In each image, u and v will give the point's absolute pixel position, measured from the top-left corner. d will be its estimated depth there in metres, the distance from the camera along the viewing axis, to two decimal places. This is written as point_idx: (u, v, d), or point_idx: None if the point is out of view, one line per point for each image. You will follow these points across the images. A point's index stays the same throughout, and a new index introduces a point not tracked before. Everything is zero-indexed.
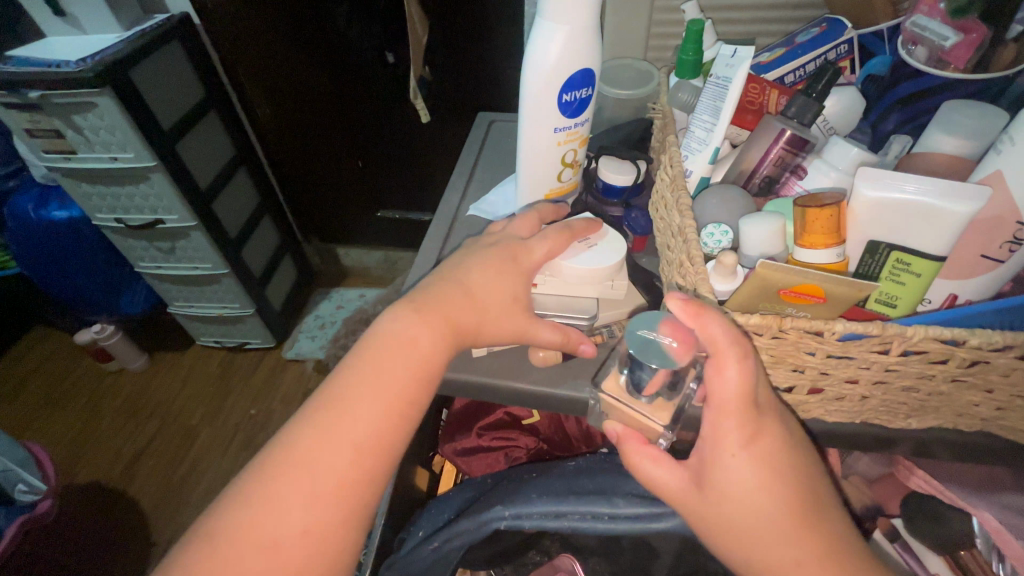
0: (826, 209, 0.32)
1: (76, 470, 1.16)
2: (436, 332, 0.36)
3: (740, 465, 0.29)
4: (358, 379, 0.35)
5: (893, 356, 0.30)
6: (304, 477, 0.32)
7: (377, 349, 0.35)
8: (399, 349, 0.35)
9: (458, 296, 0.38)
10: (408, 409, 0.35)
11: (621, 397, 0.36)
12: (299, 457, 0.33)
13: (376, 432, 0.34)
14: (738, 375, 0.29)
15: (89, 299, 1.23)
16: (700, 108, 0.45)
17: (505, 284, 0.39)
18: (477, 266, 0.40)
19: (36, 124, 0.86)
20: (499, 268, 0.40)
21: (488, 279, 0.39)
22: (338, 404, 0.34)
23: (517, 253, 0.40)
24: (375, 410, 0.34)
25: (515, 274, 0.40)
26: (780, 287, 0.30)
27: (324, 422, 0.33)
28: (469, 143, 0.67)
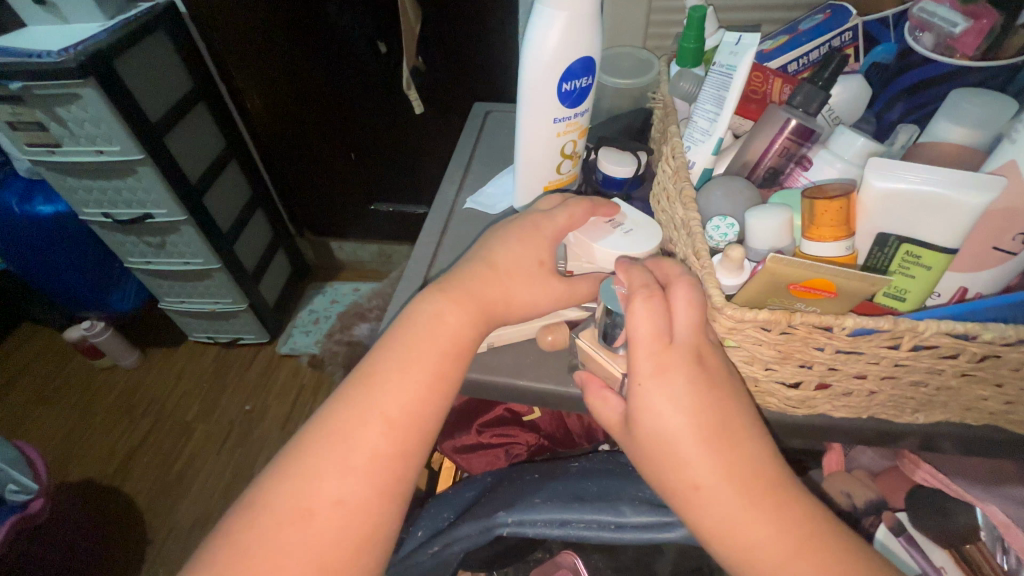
0: (836, 201, 0.31)
1: (70, 468, 1.15)
2: (469, 308, 0.35)
3: (662, 407, 0.30)
4: (391, 354, 0.34)
5: (903, 352, 0.29)
6: (337, 450, 0.31)
7: (412, 325, 0.35)
8: (432, 325, 0.34)
9: (488, 275, 0.37)
10: (441, 382, 0.34)
11: (595, 346, 0.37)
12: (336, 429, 0.32)
13: (408, 406, 0.33)
14: (646, 312, 0.31)
15: (78, 295, 1.21)
16: (702, 98, 0.44)
17: (520, 261, 0.38)
18: (498, 243, 0.39)
19: (19, 117, 0.83)
20: (518, 238, 0.39)
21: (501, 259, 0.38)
22: (371, 379, 0.33)
23: (539, 223, 0.40)
24: (407, 382, 0.33)
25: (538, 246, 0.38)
26: (790, 281, 0.29)
27: (360, 395, 0.33)
28: (465, 133, 0.66)
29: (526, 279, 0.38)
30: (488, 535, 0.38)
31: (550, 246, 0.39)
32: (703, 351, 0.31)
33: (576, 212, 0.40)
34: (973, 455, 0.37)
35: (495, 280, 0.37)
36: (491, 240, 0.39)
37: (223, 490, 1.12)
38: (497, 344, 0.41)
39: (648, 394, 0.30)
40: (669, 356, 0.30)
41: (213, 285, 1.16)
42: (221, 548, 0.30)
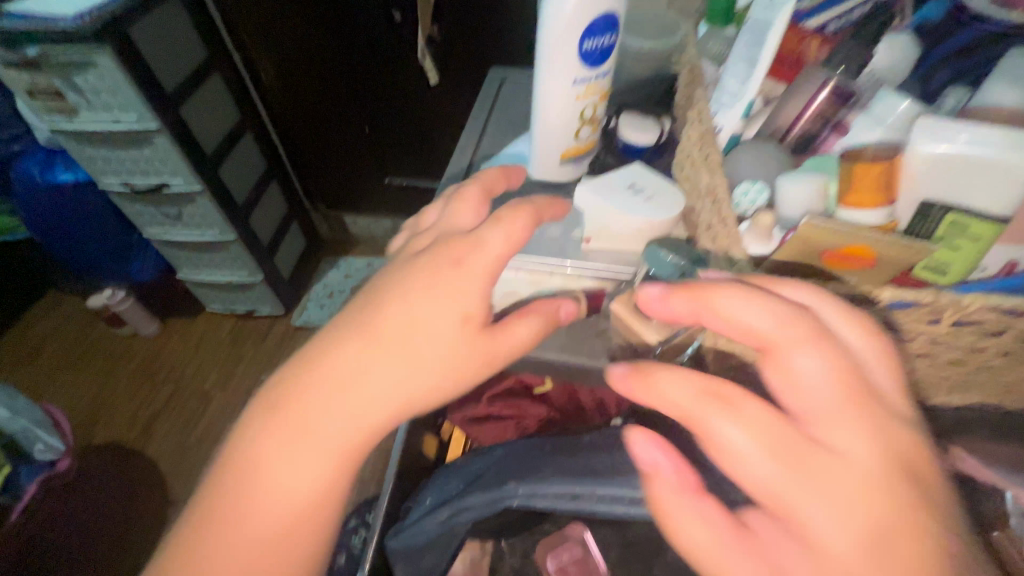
0: (879, 163, 0.30)
1: (95, 430, 1.19)
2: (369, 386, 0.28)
3: (840, 537, 0.20)
4: (280, 431, 0.28)
5: (943, 328, 0.27)
6: (224, 545, 0.28)
7: (303, 397, 0.28)
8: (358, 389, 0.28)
9: (391, 330, 0.29)
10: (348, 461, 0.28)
11: (630, 313, 0.36)
12: (222, 521, 0.28)
13: (305, 494, 0.28)
14: (723, 421, 0.22)
15: (99, 264, 1.22)
16: (733, 59, 0.42)
17: (435, 304, 0.30)
18: (411, 286, 0.30)
19: (36, 84, 0.82)
20: (433, 279, 0.30)
21: (410, 300, 0.30)
22: (280, 428, 0.28)
23: (464, 253, 0.31)
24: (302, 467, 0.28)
25: (455, 285, 0.30)
26: (826, 249, 0.27)
27: (248, 479, 0.28)
28: (481, 100, 0.64)
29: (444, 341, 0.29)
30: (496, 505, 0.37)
31: (488, 284, 0.30)
32: (853, 448, 0.21)
33: (516, 222, 0.31)
34: None
35: (406, 340, 0.29)
36: (403, 277, 0.31)
37: None
38: None
39: (692, 406, 0.23)
40: (816, 447, 0.21)
41: (228, 256, 1.17)
42: None
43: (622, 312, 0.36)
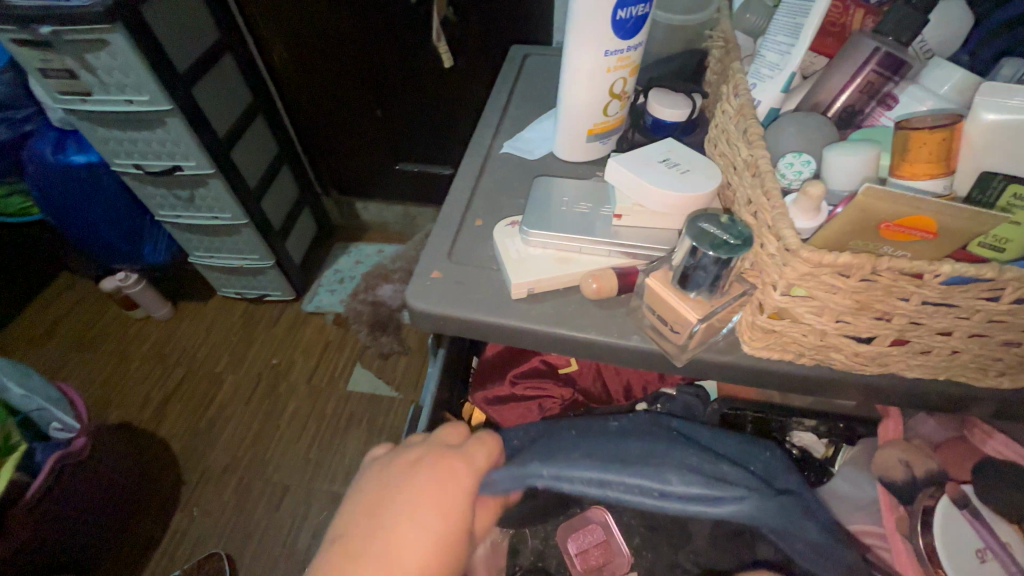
0: (938, 132, 0.28)
1: (109, 411, 1.20)
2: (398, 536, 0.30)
3: None
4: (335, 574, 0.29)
5: (1003, 304, 0.26)
6: None
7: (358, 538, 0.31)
8: (391, 565, 0.29)
9: (402, 508, 0.32)
10: None
11: (667, 288, 0.34)
12: None
13: None
14: None
15: (111, 247, 1.22)
16: (775, 29, 0.40)
17: (433, 497, 0.32)
18: (403, 486, 0.33)
19: (48, 64, 0.81)
20: (427, 484, 0.33)
21: (410, 498, 0.32)
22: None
23: (452, 469, 0.34)
24: None
25: (449, 492, 0.33)
26: (883, 220, 0.26)
27: None
28: (502, 77, 0.62)
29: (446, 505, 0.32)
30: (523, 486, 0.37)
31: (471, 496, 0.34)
32: None
33: (490, 445, 0.37)
34: None
35: (423, 501, 0.32)
36: (392, 482, 0.33)
37: (251, 439, 1.15)
38: (538, 291, 0.39)
39: None
40: None
41: (240, 240, 1.16)
42: None
43: (659, 285, 0.35)
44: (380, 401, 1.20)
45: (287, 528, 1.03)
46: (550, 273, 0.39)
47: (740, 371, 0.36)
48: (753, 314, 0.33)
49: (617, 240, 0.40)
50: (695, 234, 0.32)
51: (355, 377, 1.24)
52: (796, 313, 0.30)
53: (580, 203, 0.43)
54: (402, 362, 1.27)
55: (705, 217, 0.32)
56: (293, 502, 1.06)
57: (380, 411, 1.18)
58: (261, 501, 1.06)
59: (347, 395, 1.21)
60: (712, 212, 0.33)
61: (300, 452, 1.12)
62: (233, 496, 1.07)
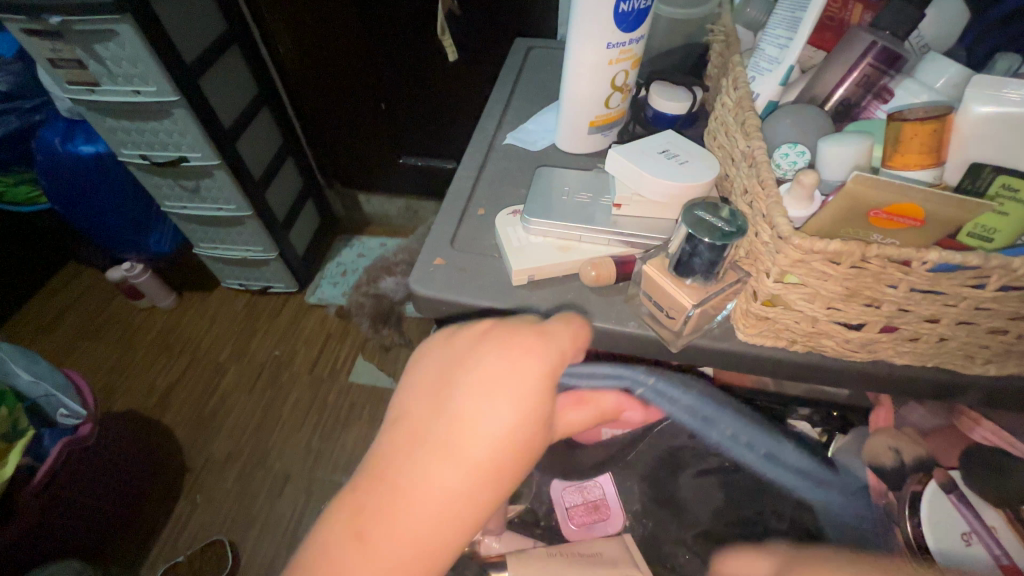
0: (928, 124, 0.29)
1: (115, 398, 1.22)
2: (483, 408, 0.28)
3: None
4: (420, 436, 0.28)
5: (989, 292, 0.27)
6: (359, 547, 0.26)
7: (441, 404, 0.29)
8: (471, 433, 0.27)
9: (486, 378, 0.29)
10: (483, 473, 0.27)
11: (663, 275, 0.35)
12: (361, 521, 0.27)
13: (446, 499, 0.27)
14: None
15: (118, 237, 1.24)
16: (774, 23, 0.40)
17: (520, 370, 0.29)
18: (487, 356, 0.30)
19: (58, 54, 0.82)
20: (511, 354, 0.29)
21: (494, 368, 0.29)
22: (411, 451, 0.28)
23: (535, 345, 0.30)
24: (440, 470, 0.27)
25: (530, 371, 0.29)
26: (872, 208, 0.26)
27: (392, 485, 0.27)
28: (506, 70, 0.63)
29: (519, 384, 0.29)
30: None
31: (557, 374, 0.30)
32: None
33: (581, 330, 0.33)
34: None
35: (507, 375, 0.29)
36: (477, 352, 0.30)
37: (254, 428, 1.17)
38: (538, 278, 0.40)
39: None
40: None
41: (244, 232, 1.17)
42: None
43: (655, 272, 0.36)
44: (381, 392, 1.22)
45: (289, 514, 1.05)
46: (550, 260, 0.40)
47: (733, 359, 0.37)
48: (746, 301, 0.34)
49: (617, 230, 0.40)
50: (691, 221, 0.32)
51: (356, 368, 1.26)
52: (788, 299, 0.31)
53: (580, 193, 0.44)
54: (403, 354, 1.28)
55: (700, 206, 0.33)
56: (295, 489, 1.08)
57: (381, 402, 1.20)
58: (264, 488, 1.08)
59: (349, 386, 1.23)
60: (704, 202, 0.34)
61: (303, 440, 1.14)
62: (235, 483, 1.09)
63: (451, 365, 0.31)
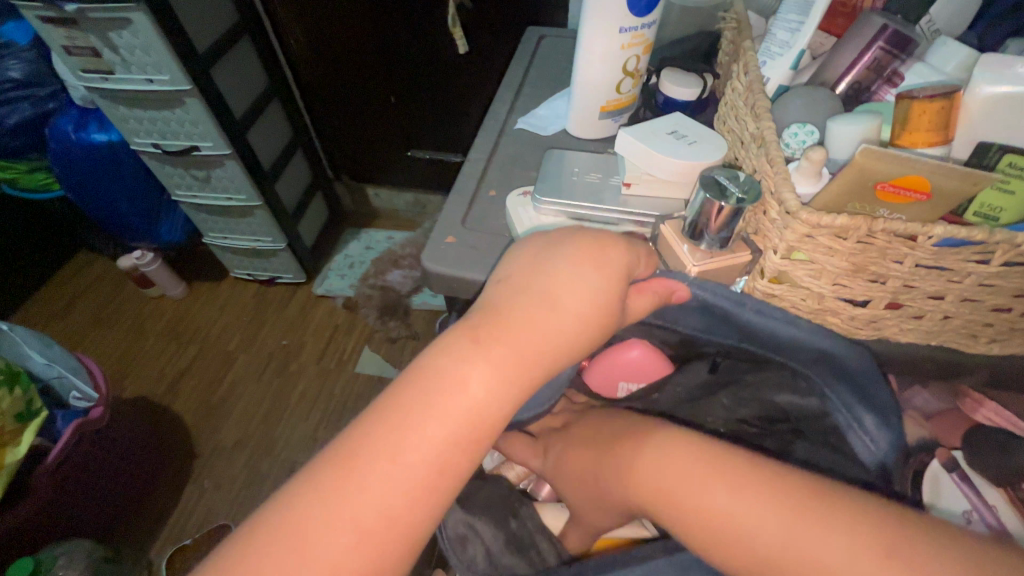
0: (937, 101, 0.29)
1: (126, 383, 1.24)
2: (567, 279, 0.29)
3: None
4: (502, 301, 0.29)
5: (993, 268, 0.28)
6: (434, 392, 0.26)
7: (523, 278, 0.30)
8: (557, 298, 0.29)
9: (569, 256, 0.30)
10: (559, 342, 0.28)
11: (677, 236, 0.36)
12: (438, 371, 0.27)
13: (523, 355, 0.27)
14: None
15: (129, 225, 1.25)
16: (786, 8, 0.41)
17: (600, 258, 0.30)
18: (566, 245, 0.31)
19: (73, 41, 0.83)
20: (590, 249, 0.30)
21: (573, 254, 0.30)
22: (490, 316, 0.29)
23: (611, 244, 0.31)
24: (524, 328, 0.28)
25: (607, 264, 0.30)
26: (880, 181, 0.27)
27: (473, 337, 0.28)
28: (517, 58, 0.63)
29: (591, 295, 0.29)
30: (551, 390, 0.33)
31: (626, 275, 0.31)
32: None
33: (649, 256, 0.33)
34: None
35: (588, 257, 0.30)
36: (556, 242, 0.31)
37: (262, 416, 1.18)
38: None
39: None
40: None
41: (253, 221, 1.19)
42: (275, 509, 0.25)
43: (671, 234, 0.36)
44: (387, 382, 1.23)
45: None
46: None
47: None
48: (753, 279, 0.34)
49: (627, 209, 0.41)
50: (711, 184, 0.33)
51: (363, 358, 1.27)
52: (795, 276, 0.32)
53: (591, 173, 0.44)
54: (409, 345, 1.29)
55: (727, 172, 0.33)
56: None
57: None
58: (271, 475, 1.10)
59: (355, 375, 1.24)
60: (733, 170, 0.34)
61: (310, 429, 1.16)
62: (243, 470, 1.11)
63: (531, 266, 0.30)
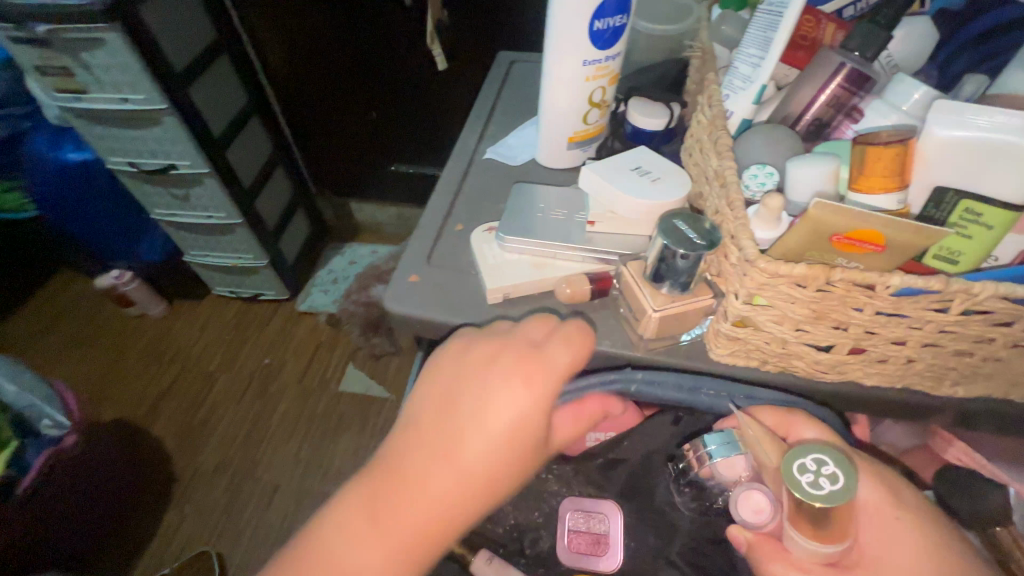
0: (890, 148, 0.29)
1: (101, 408, 1.20)
2: (479, 420, 0.29)
3: None
4: (415, 441, 0.30)
5: (952, 316, 0.27)
6: (349, 544, 0.28)
7: (436, 414, 0.30)
8: (467, 442, 0.29)
9: (480, 391, 0.30)
10: (469, 486, 0.29)
11: (638, 280, 0.35)
12: (353, 520, 0.29)
13: (433, 506, 0.28)
14: None
15: (105, 245, 1.23)
16: (746, 43, 0.41)
17: (517, 390, 0.29)
18: (484, 373, 0.30)
19: (46, 61, 0.81)
20: (511, 378, 0.30)
21: (488, 384, 0.30)
22: (403, 459, 0.29)
23: (535, 364, 0.30)
24: (433, 475, 0.29)
25: (525, 393, 0.29)
26: (834, 233, 0.27)
27: (386, 485, 0.29)
28: (488, 83, 0.63)
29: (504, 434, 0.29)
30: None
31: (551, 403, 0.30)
32: None
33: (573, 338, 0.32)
34: (1009, 433, 0.35)
35: (504, 389, 0.29)
36: (478, 367, 0.31)
37: (243, 438, 1.15)
38: (512, 295, 0.40)
39: None
40: None
41: (234, 239, 1.16)
42: None
43: (631, 277, 0.36)
44: (371, 402, 1.21)
45: (277, 526, 1.04)
46: (525, 278, 0.40)
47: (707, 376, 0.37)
48: (717, 322, 0.33)
49: (592, 246, 0.40)
50: (669, 230, 0.32)
51: (347, 377, 1.25)
52: (757, 321, 0.31)
53: (556, 209, 0.44)
54: (393, 363, 1.27)
55: (682, 216, 0.33)
56: (283, 500, 1.07)
57: (370, 412, 1.19)
58: (252, 501, 1.07)
59: (338, 395, 1.22)
60: (688, 213, 0.34)
61: (292, 451, 1.13)
62: (223, 495, 1.08)
63: (448, 397, 0.30)
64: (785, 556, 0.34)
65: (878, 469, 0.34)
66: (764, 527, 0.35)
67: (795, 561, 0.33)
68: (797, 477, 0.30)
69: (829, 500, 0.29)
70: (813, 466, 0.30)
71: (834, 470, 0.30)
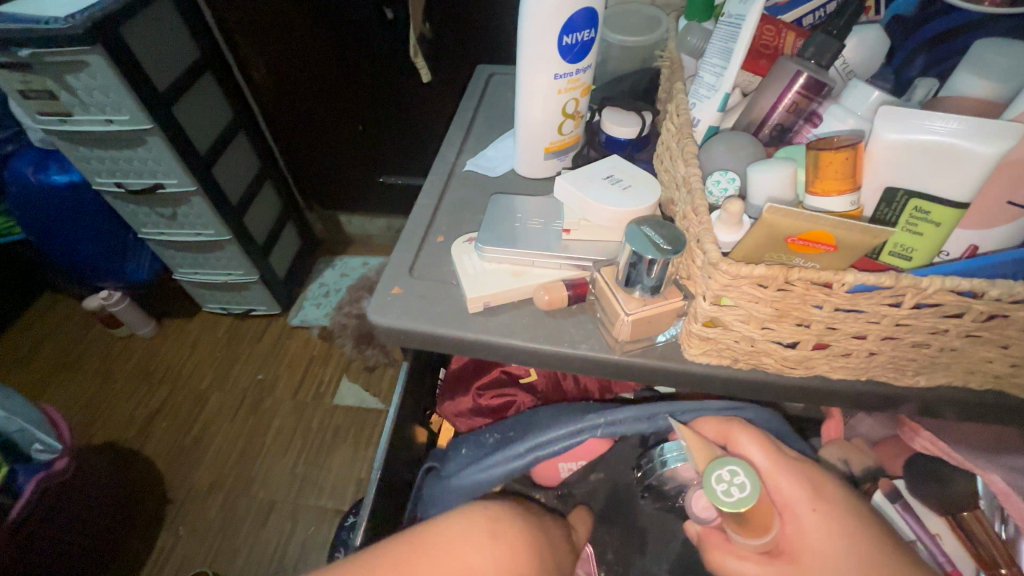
0: (841, 152, 0.30)
1: (94, 430, 1.19)
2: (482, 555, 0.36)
3: None
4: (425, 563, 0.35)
5: (905, 310, 0.29)
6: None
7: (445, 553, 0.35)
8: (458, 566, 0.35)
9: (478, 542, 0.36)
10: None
11: (611, 284, 0.37)
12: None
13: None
14: None
15: (93, 266, 1.22)
16: (710, 53, 0.42)
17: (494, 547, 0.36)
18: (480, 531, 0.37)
19: (28, 85, 0.82)
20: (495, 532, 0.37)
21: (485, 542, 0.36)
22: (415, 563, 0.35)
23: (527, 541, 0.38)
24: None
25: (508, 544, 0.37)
26: (788, 235, 0.28)
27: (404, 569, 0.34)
28: (467, 97, 0.64)
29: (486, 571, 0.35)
30: (490, 481, 0.45)
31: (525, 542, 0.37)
32: None
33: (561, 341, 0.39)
34: (973, 421, 0.37)
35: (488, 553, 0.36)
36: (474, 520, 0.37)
37: (238, 456, 1.15)
38: (493, 304, 0.41)
39: None
40: None
41: (223, 256, 1.17)
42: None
43: (605, 281, 0.37)
44: (366, 414, 1.21)
45: (276, 542, 1.03)
46: (504, 286, 0.41)
47: (684, 377, 0.38)
48: (689, 323, 0.35)
49: (569, 254, 0.42)
50: (637, 237, 0.34)
51: (341, 390, 1.25)
52: (725, 321, 0.32)
53: (533, 219, 0.45)
54: (387, 374, 1.28)
55: (648, 222, 0.34)
56: (280, 517, 1.06)
57: (366, 424, 1.19)
58: (249, 517, 1.06)
59: (333, 408, 1.21)
60: (654, 219, 0.35)
61: (288, 465, 1.13)
62: (219, 513, 1.07)
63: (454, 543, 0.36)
64: (727, 547, 0.37)
65: (805, 469, 0.37)
66: (712, 521, 0.39)
67: (734, 551, 0.36)
68: (713, 486, 0.33)
69: (737, 505, 0.32)
70: (728, 476, 0.33)
71: (744, 480, 0.33)
